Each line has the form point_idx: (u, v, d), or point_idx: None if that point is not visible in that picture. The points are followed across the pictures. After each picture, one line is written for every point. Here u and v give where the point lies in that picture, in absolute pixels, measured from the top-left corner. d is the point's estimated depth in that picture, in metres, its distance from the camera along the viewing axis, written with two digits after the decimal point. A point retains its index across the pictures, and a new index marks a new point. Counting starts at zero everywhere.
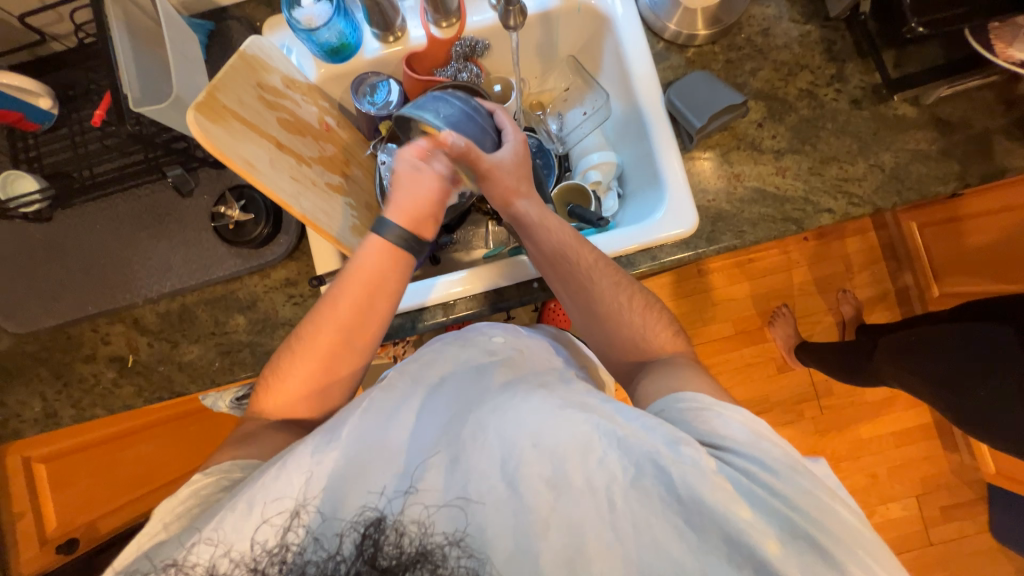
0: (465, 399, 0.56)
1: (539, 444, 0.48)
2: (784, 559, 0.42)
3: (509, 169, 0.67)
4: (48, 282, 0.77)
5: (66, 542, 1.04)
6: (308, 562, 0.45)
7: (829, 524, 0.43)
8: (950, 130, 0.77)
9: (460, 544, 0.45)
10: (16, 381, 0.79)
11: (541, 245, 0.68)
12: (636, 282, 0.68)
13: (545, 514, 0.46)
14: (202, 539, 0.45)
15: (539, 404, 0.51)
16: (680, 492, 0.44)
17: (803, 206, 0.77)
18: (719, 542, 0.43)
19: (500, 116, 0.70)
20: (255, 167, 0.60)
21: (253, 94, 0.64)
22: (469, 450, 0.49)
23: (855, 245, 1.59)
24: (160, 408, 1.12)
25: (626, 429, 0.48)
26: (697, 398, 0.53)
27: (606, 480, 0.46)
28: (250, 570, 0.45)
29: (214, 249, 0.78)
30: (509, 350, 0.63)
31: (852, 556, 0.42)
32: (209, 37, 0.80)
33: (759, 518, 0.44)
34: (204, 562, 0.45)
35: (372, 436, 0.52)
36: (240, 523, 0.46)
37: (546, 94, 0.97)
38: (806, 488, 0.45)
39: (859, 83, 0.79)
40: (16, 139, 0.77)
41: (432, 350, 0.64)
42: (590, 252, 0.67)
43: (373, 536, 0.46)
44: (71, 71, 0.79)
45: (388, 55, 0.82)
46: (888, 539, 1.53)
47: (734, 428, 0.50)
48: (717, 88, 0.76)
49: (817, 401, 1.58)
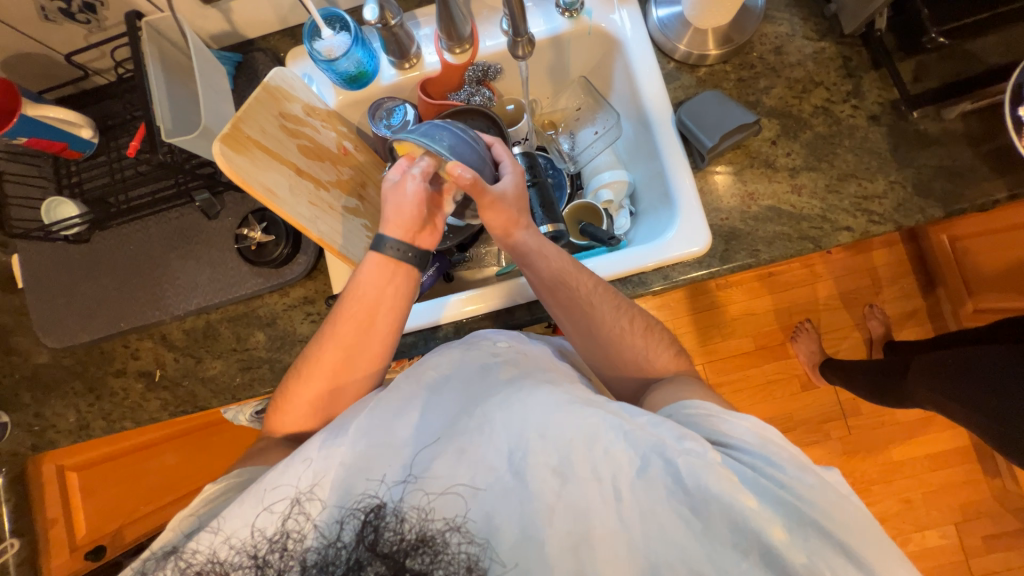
0: (472, 392, 0.56)
1: (546, 435, 0.48)
2: (790, 545, 0.43)
3: (510, 203, 0.65)
4: (84, 300, 0.82)
5: (95, 549, 1.09)
6: (308, 548, 0.47)
7: (835, 515, 0.44)
8: (976, 145, 0.74)
9: (461, 531, 0.46)
10: (53, 394, 0.83)
11: (541, 273, 0.67)
12: (635, 305, 0.68)
13: (549, 501, 0.46)
14: (205, 529, 0.48)
15: (546, 398, 0.51)
16: (686, 483, 0.45)
17: (820, 224, 0.75)
18: (724, 529, 0.44)
19: (498, 149, 0.70)
20: (275, 195, 0.63)
21: (276, 124, 0.67)
22: (476, 442, 0.50)
23: (882, 259, 1.54)
24: (169, 425, 1.10)
25: (632, 424, 0.48)
26: (706, 406, 0.53)
27: (612, 470, 0.47)
28: (250, 556, 0.47)
29: (237, 268, 0.81)
30: (513, 354, 0.61)
31: (859, 541, 0.44)
32: (237, 69, 0.85)
33: (765, 507, 0.44)
34: (204, 550, 0.47)
35: (377, 432, 0.52)
36: (243, 512, 0.48)
37: (558, 113, 0.99)
38: (813, 483, 0.46)
39: (877, 99, 0.78)
40: (61, 166, 0.83)
41: (435, 355, 0.61)
42: (590, 278, 0.67)
43: (373, 523, 0.47)
44: (111, 103, 0.85)
45: (403, 81, 0.85)
46: (924, 569, 1.45)
47: (742, 431, 0.50)
48: (728, 108, 0.76)
49: (845, 421, 1.51)
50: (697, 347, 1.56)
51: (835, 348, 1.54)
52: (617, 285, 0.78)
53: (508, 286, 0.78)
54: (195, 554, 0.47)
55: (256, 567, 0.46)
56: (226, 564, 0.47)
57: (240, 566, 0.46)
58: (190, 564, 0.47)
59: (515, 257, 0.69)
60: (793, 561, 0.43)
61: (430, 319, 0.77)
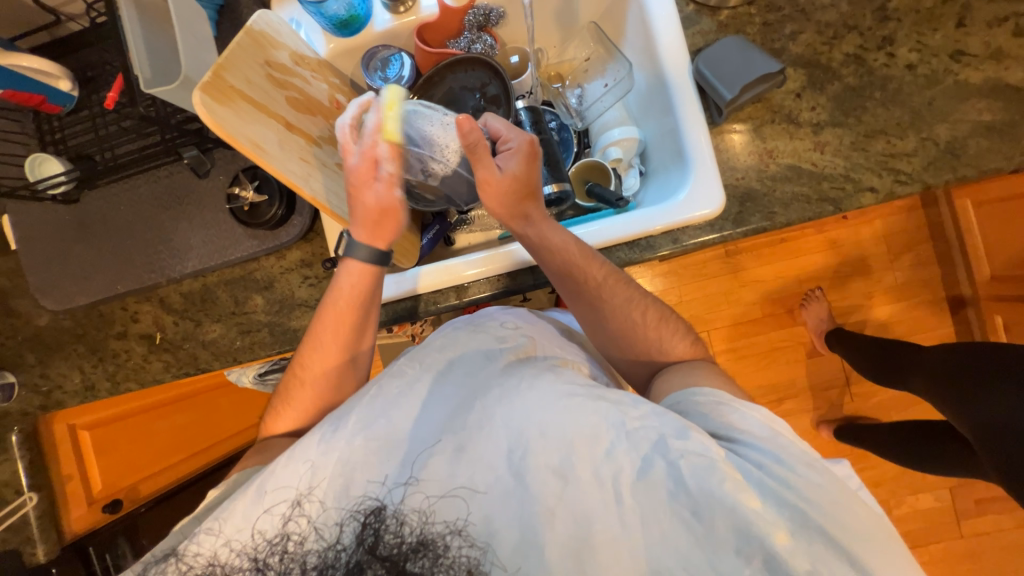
0: (471, 384, 0.55)
1: (546, 434, 0.48)
2: (794, 550, 0.43)
3: (499, 187, 0.62)
4: (79, 262, 0.80)
5: (111, 502, 1.08)
6: (308, 551, 0.48)
7: (841, 517, 0.44)
8: (1020, 98, 0.68)
9: (462, 534, 0.47)
10: (57, 355, 0.83)
11: (547, 266, 0.67)
12: (649, 297, 0.68)
13: (550, 503, 0.46)
14: (205, 530, 0.49)
15: (544, 393, 0.50)
16: (689, 487, 0.45)
17: (842, 185, 0.71)
18: (727, 533, 0.44)
19: (493, 122, 0.65)
20: (263, 149, 0.59)
21: (261, 72, 0.62)
22: (475, 439, 0.50)
23: (900, 224, 1.49)
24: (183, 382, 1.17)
25: (634, 421, 0.48)
26: (716, 394, 0.55)
27: (614, 472, 0.47)
28: (251, 558, 0.48)
29: (231, 230, 0.78)
30: (521, 338, 0.62)
31: (864, 546, 0.43)
32: (218, 13, 0.78)
33: (770, 509, 0.44)
34: (206, 552, 0.48)
35: (379, 423, 0.52)
36: (245, 512, 0.49)
37: (565, 64, 0.92)
38: (821, 482, 0.46)
39: (914, 46, 0.71)
40: (42, 121, 0.79)
41: (444, 335, 0.62)
42: (600, 267, 0.66)
43: (373, 525, 0.48)
44: (89, 52, 0.80)
45: (399, 27, 0.79)
46: (914, 530, 1.49)
47: (752, 423, 0.52)
48: (751, 55, 0.70)
49: (848, 388, 1.52)
50: (702, 315, 1.54)
51: (844, 316, 1.52)
52: (624, 249, 0.75)
53: (496, 258, 0.75)
54: (196, 557, 0.48)
55: (257, 569, 0.48)
56: (226, 565, 0.48)
57: (241, 567, 0.48)
58: (191, 566, 0.48)
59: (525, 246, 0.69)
60: (796, 568, 0.42)
61: (412, 288, 0.76)
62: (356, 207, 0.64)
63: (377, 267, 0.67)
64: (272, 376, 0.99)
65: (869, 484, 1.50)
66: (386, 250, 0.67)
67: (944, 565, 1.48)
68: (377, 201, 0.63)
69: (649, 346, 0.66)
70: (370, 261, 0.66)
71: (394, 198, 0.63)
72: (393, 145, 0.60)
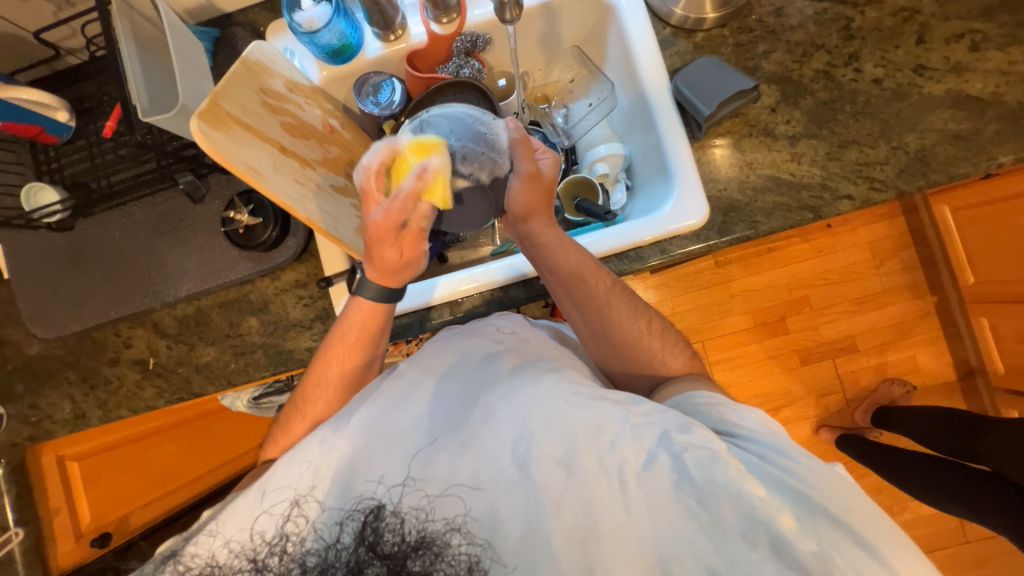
0: (476, 383, 0.58)
1: (551, 427, 0.51)
2: (799, 533, 0.43)
3: (543, 187, 0.66)
4: (72, 289, 0.80)
5: (100, 535, 1.06)
6: (308, 551, 0.49)
7: (845, 503, 0.45)
8: (981, 108, 0.72)
9: (461, 531, 0.49)
10: (47, 384, 0.82)
11: (556, 271, 0.68)
12: (650, 309, 0.70)
13: (555, 492, 0.49)
14: (205, 533, 0.51)
15: (548, 390, 0.53)
16: (694, 476, 0.46)
17: (820, 193, 0.74)
18: (734, 521, 0.45)
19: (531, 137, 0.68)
20: (258, 172, 0.60)
21: (256, 99, 0.64)
22: (479, 433, 0.53)
23: (882, 231, 1.53)
24: (178, 408, 1.12)
25: (638, 415, 0.50)
26: (713, 396, 0.58)
27: (618, 462, 0.49)
28: (250, 560, 0.49)
29: (226, 252, 0.79)
30: (515, 341, 0.64)
31: (872, 529, 0.43)
32: (214, 45, 0.81)
33: (773, 495, 0.45)
34: (204, 553, 0.50)
35: (378, 423, 0.54)
36: (244, 512, 0.51)
37: (551, 86, 0.95)
38: (820, 469, 0.47)
39: (879, 61, 0.75)
40: (38, 152, 0.81)
41: (441, 339, 0.64)
42: (608, 278, 0.69)
43: (373, 524, 0.49)
44: (86, 84, 0.82)
45: (389, 55, 0.82)
46: (919, 536, 1.48)
47: (750, 422, 0.53)
48: (725, 74, 0.73)
49: (843, 394, 1.54)
50: (696, 326, 1.55)
51: (834, 322, 1.54)
52: (614, 261, 0.76)
53: (498, 271, 0.76)
54: (194, 558, 0.49)
55: (256, 570, 0.49)
56: (226, 567, 0.49)
57: (240, 569, 0.49)
58: (189, 566, 0.49)
59: (529, 249, 0.70)
60: (801, 549, 0.43)
61: (418, 302, 0.76)
62: (374, 253, 0.64)
63: (387, 300, 0.68)
64: (267, 400, 0.98)
65: (871, 491, 1.50)
66: (395, 291, 0.68)
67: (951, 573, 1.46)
68: (400, 253, 0.64)
69: (642, 355, 0.67)
70: (376, 298, 0.67)
71: (415, 250, 0.65)
72: (429, 206, 0.60)
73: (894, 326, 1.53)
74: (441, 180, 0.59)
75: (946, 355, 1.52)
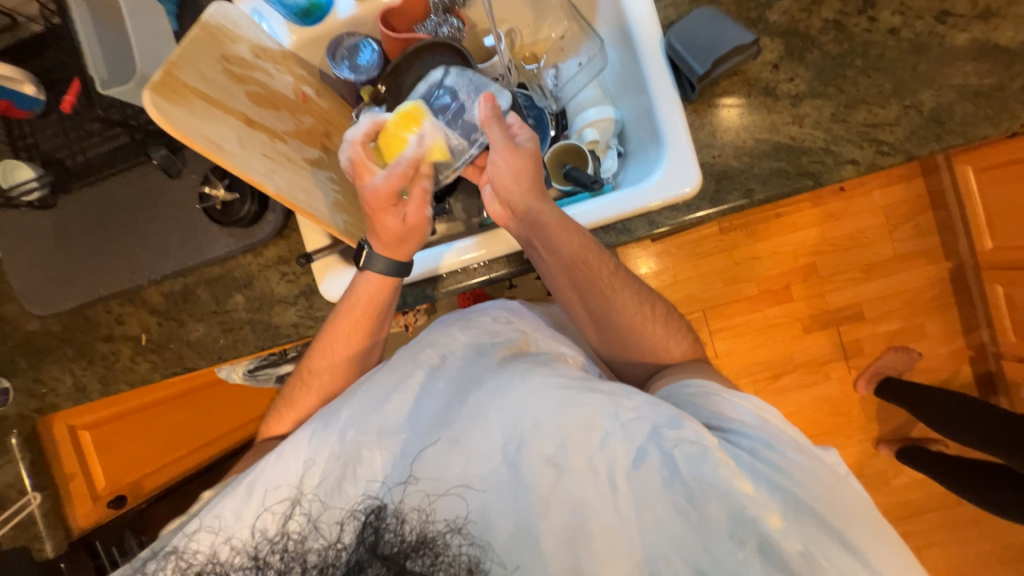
0: (465, 379, 0.58)
1: (540, 427, 0.51)
2: (785, 531, 0.44)
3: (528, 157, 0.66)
4: (60, 266, 0.80)
5: (116, 498, 1.12)
6: (308, 549, 0.51)
7: (830, 501, 0.46)
8: (1009, 60, 0.65)
9: (461, 532, 0.49)
10: (48, 359, 0.85)
11: (558, 252, 0.65)
12: (655, 294, 0.70)
13: (546, 494, 0.49)
14: (205, 528, 0.53)
15: (539, 385, 0.53)
16: (683, 473, 0.47)
17: (822, 158, 0.69)
18: (722, 520, 0.46)
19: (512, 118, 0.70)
20: (221, 147, 0.57)
21: (218, 68, 0.61)
22: (469, 431, 0.52)
23: (898, 194, 1.45)
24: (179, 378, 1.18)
25: (629, 409, 0.51)
26: (707, 384, 0.58)
27: (609, 461, 0.49)
28: (251, 557, 0.51)
29: (205, 228, 0.78)
30: (513, 334, 0.64)
31: (856, 531, 0.45)
32: (179, 7, 0.77)
33: (762, 492, 0.46)
34: (206, 549, 0.52)
35: (373, 417, 0.55)
36: (243, 510, 0.53)
37: (540, 44, 0.89)
38: (811, 467, 0.48)
39: (898, 7, 0.68)
40: (13, 126, 0.79)
41: (437, 331, 0.65)
42: (609, 260, 0.67)
43: (373, 524, 0.51)
44: (52, 53, 0.79)
45: (363, 13, 0.77)
46: (913, 499, 1.50)
47: (742, 412, 0.54)
48: (722, 26, 0.67)
49: (846, 362, 1.51)
50: (697, 295, 1.52)
51: (840, 290, 1.50)
52: (600, 233, 0.74)
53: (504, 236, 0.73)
54: (196, 554, 0.52)
55: (256, 566, 0.51)
56: (226, 564, 0.52)
57: (242, 566, 0.51)
58: (191, 562, 0.52)
59: (527, 229, 0.67)
60: (787, 547, 0.44)
61: (430, 269, 0.74)
62: (377, 227, 0.67)
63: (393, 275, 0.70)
64: (263, 372, 1.00)
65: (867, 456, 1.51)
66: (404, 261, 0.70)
67: (942, 534, 1.49)
68: (399, 220, 0.67)
69: (621, 327, 0.67)
70: (387, 271, 0.69)
71: (416, 217, 0.68)
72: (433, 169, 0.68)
73: (904, 294, 1.48)
74: (441, 145, 0.67)
75: (957, 323, 1.48)
